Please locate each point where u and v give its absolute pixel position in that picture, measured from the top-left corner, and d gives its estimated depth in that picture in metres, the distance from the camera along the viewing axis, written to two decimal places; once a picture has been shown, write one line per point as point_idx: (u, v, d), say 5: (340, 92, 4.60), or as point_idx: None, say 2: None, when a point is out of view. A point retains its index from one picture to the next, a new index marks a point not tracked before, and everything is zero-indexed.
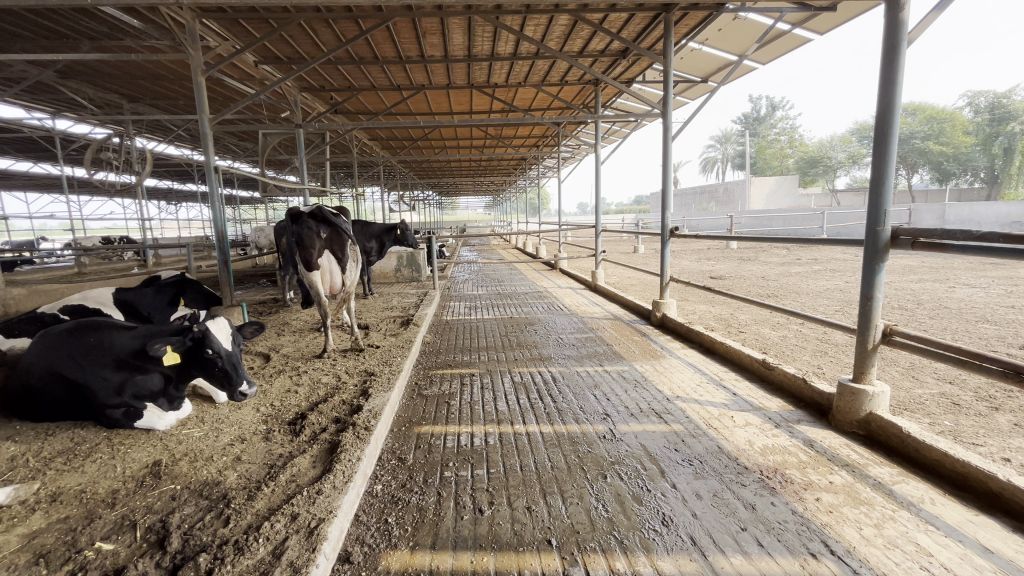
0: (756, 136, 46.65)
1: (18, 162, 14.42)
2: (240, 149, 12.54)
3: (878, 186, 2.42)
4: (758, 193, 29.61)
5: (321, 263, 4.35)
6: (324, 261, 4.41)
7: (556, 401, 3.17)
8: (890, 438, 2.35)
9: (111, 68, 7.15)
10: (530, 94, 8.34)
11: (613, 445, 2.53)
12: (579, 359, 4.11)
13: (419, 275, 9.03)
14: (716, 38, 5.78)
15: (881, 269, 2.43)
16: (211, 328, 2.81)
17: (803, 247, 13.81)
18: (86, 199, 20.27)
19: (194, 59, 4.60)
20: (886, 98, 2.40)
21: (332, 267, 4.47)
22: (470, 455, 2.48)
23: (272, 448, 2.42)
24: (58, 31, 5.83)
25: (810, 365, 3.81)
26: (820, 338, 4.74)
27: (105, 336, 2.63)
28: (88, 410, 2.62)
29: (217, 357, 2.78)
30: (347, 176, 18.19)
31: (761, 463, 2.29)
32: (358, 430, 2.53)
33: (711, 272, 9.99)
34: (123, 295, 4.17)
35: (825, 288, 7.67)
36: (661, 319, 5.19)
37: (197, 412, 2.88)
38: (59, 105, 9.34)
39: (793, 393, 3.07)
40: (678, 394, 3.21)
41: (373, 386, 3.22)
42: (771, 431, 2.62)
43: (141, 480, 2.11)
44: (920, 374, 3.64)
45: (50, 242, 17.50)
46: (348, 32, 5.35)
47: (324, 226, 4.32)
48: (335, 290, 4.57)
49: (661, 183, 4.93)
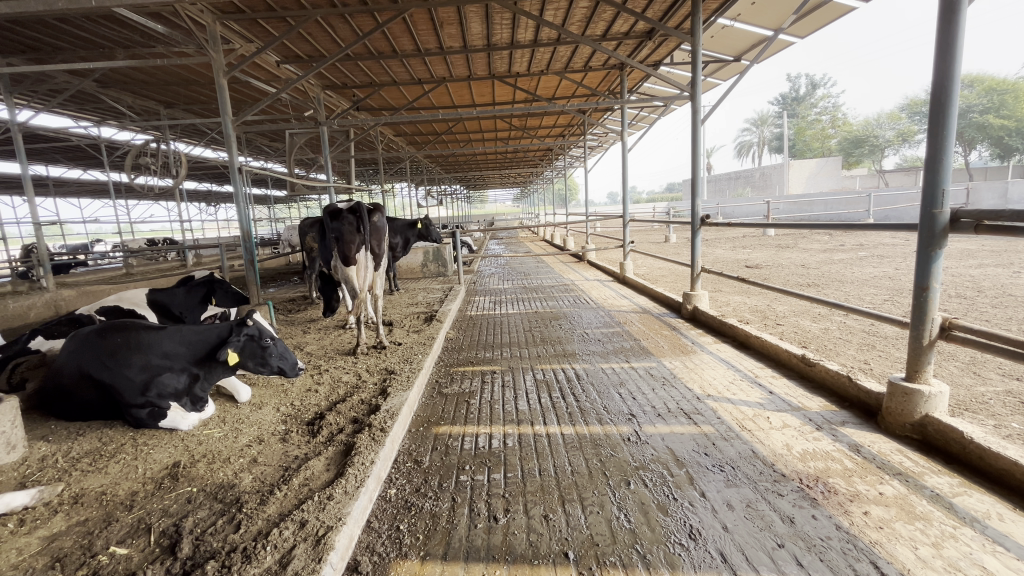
0: (795, 117, 44.62)
1: (70, 169, 15.26)
2: (271, 149, 12.86)
3: (935, 162, 2.17)
4: (798, 176, 28.28)
5: (359, 258, 4.32)
6: (361, 257, 4.34)
7: (580, 401, 3.04)
8: (950, 443, 2.12)
9: (145, 75, 7.41)
10: (554, 82, 8.13)
11: (638, 449, 2.39)
12: (605, 355, 3.96)
13: (445, 270, 9.02)
14: (749, 12, 5.46)
15: (938, 256, 2.20)
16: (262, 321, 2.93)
17: (846, 232, 13.08)
18: (133, 203, 21.35)
19: (217, 61, 4.65)
20: (944, 63, 2.13)
21: (368, 263, 4.38)
22: (487, 458, 2.39)
23: (288, 450, 2.40)
24: (95, 42, 6.07)
25: (856, 361, 3.53)
26: (867, 330, 4.42)
27: (133, 336, 2.65)
28: (116, 409, 2.66)
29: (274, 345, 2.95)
30: (375, 173, 18.48)
31: (801, 471, 2.10)
32: (374, 431, 2.48)
33: (747, 261, 9.57)
34: (156, 296, 4.25)
35: (872, 276, 7.20)
36: (692, 312, 4.97)
37: (220, 412, 2.90)
38: (103, 113, 9.81)
39: (837, 392, 2.83)
40: (709, 393, 3.03)
41: (393, 384, 3.18)
42: (811, 434, 2.42)
43: (159, 482, 2.12)
44: (982, 370, 3.33)
45: (102, 245, 18.52)
46: (365, 26, 5.31)
47: (364, 222, 4.28)
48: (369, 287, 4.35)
49: (691, 169, 4.67)
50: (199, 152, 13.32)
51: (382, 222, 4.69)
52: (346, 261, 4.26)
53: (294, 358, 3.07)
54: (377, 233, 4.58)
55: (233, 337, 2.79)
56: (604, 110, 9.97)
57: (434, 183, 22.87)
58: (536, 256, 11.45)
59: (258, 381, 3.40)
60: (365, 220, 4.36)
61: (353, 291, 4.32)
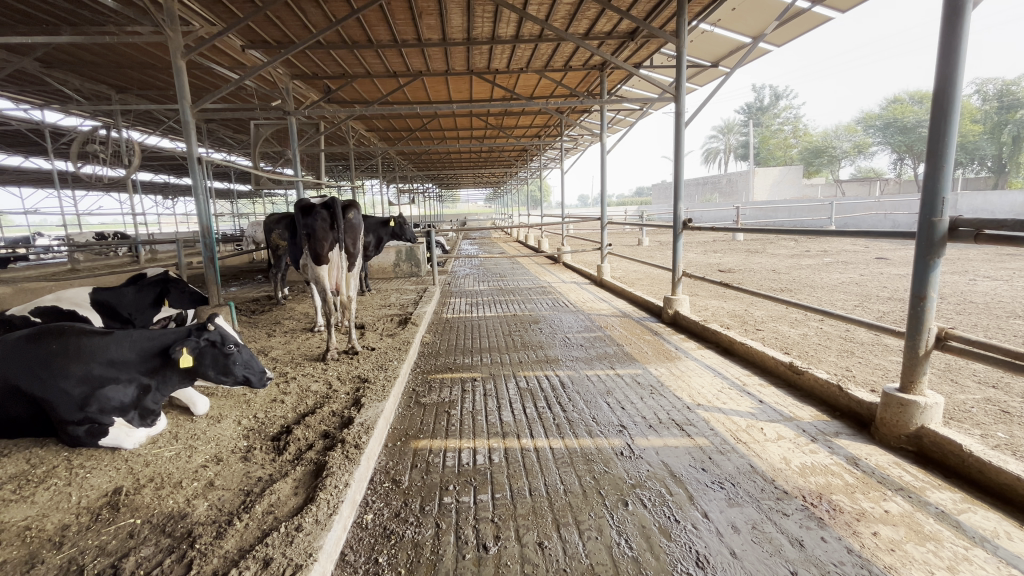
0: (759, 126, 46.15)
1: (9, 156, 14.17)
2: (233, 141, 12.26)
3: (935, 169, 2.12)
4: (762, 183, 29.19)
5: (331, 258, 4.05)
6: (334, 256, 4.08)
7: (567, 411, 2.89)
8: (948, 456, 2.08)
9: (95, 56, 6.89)
10: (533, 80, 8.00)
11: (633, 464, 2.26)
12: (589, 361, 3.84)
13: (419, 270, 8.77)
14: (730, 18, 5.47)
15: (936, 265, 2.15)
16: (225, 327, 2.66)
17: (811, 239, 13.50)
18: (81, 194, 20.05)
19: (172, 41, 4.32)
20: (947, 69, 2.09)
21: (343, 262, 4.12)
22: (473, 477, 2.21)
23: (250, 471, 2.15)
24: (38, 17, 5.59)
25: (839, 368, 3.53)
26: (843, 336, 4.47)
27: (71, 342, 2.31)
28: (48, 425, 2.33)
29: (238, 352, 2.67)
30: (345, 169, 17.95)
31: (803, 487, 2.01)
32: (347, 449, 2.25)
33: (719, 265, 9.69)
34: (101, 295, 3.84)
35: (841, 282, 7.37)
36: (673, 316, 4.92)
37: (172, 426, 2.60)
38: (48, 96, 9.12)
39: (827, 402, 2.79)
40: (700, 402, 2.94)
41: (367, 394, 2.95)
42: (807, 446, 2.34)
43: (96, 513, 1.84)
44: (959, 377, 3.36)
45: (46, 237, 17.27)
46: (338, 12, 5.04)
47: (338, 219, 4.01)
48: (341, 288, 4.11)
49: (673, 173, 4.61)
50: (155, 142, 12.61)
51: (358, 218, 4.33)
52: (318, 259, 3.99)
53: (261, 366, 2.80)
54: (354, 230, 4.26)
55: (190, 341, 2.52)
56: (582, 112, 9.91)
57: (406, 181, 22.43)
58: (511, 257, 11.30)
59: (218, 392, 3.10)
60: (340, 215, 4.08)
61: (323, 292, 4.05)
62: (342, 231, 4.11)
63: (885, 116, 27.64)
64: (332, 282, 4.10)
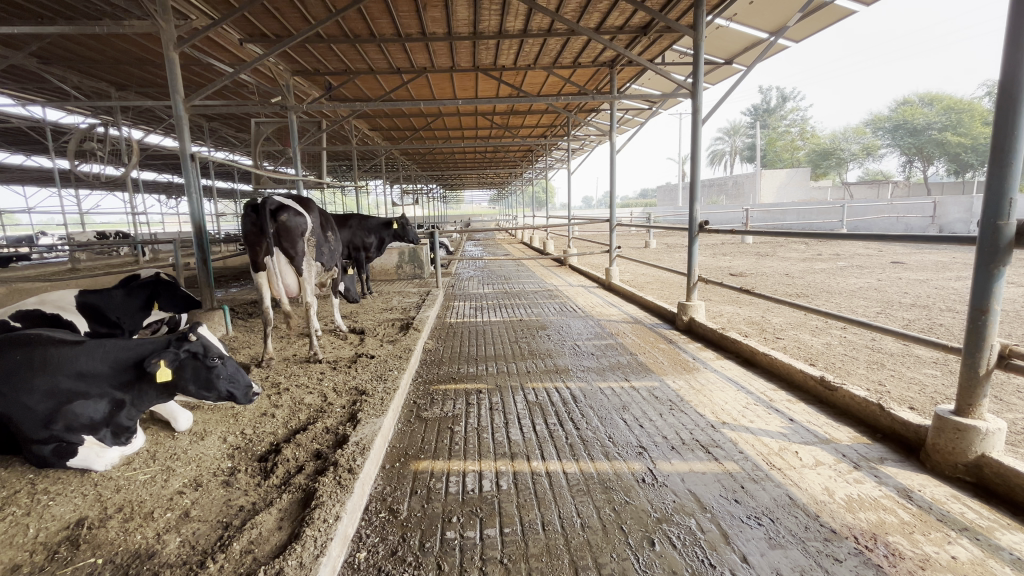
0: (765, 128, 45.80)
1: (12, 155, 14.06)
2: (235, 140, 12.08)
3: (1002, 167, 1.87)
4: (769, 185, 28.87)
5: (267, 264, 3.82)
6: (271, 261, 3.83)
7: (581, 429, 2.66)
8: (1014, 490, 1.84)
9: (93, 52, 6.74)
10: (540, 78, 7.78)
11: (656, 493, 2.04)
12: (601, 372, 3.60)
13: (422, 272, 8.58)
14: (747, 12, 5.24)
15: (1001, 275, 1.92)
16: (208, 336, 2.48)
17: (822, 242, 13.22)
18: (85, 193, 19.94)
19: (164, 34, 4.13)
20: (1016, 54, 1.83)
21: (282, 267, 3.85)
22: (478, 506, 1.98)
23: (232, 498, 1.94)
24: (33, 11, 5.44)
25: (870, 381, 3.30)
26: (869, 345, 4.23)
27: (38, 353, 2.11)
28: (12, 444, 2.11)
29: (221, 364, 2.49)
30: (348, 169, 17.86)
31: (853, 526, 1.78)
32: (340, 473, 2.03)
33: (731, 269, 9.43)
34: (87, 299, 3.61)
35: (858, 287, 7.11)
36: (688, 324, 4.68)
37: (151, 444, 2.39)
38: (48, 94, 8.97)
39: (866, 421, 2.55)
40: (724, 420, 2.70)
41: (364, 408, 2.73)
42: (851, 475, 2.11)
43: (52, 551, 1.63)
44: (1003, 394, 3.11)
45: (48, 236, 17.10)
46: (339, 3, 4.82)
47: (263, 222, 3.73)
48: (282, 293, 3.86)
49: (689, 173, 4.37)
50: (156, 141, 12.47)
51: (298, 218, 3.91)
52: (256, 264, 3.85)
53: (248, 380, 2.62)
54: (289, 233, 3.84)
55: (171, 352, 2.34)
56: (591, 111, 9.66)
57: (410, 182, 22.36)
58: (517, 259, 11.12)
59: (203, 405, 2.88)
60: (268, 218, 3.76)
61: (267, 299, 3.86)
62: (272, 236, 3.79)
63: (895, 118, 27.29)
64: (278, 288, 3.92)
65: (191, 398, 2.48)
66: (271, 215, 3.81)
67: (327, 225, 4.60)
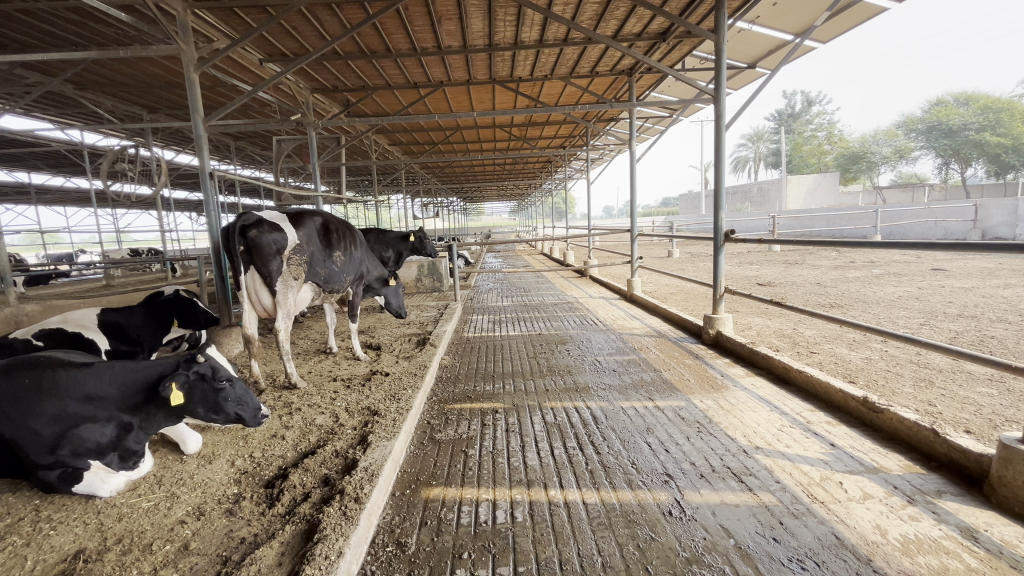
0: (791, 133, 44.80)
1: (54, 177, 14.76)
2: (260, 157, 12.38)
3: None
4: (796, 191, 28.10)
5: (242, 283, 3.70)
6: (246, 280, 3.70)
7: (602, 453, 2.50)
8: None
9: (124, 77, 6.99)
10: (558, 88, 7.73)
11: (684, 528, 1.87)
12: (623, 390, 3.42)
13: (441, 285, 8.55)
14: (770, 14, 5.07)
15: None
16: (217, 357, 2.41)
17: (854, 249, 12.70)
18: (121, 212, 20.76)
19: (186, 53, 4.18)
20: None
21: (255, 286, 3.69)
22: (490, 541, 1.85)
23: (234, 529, 1.85)
24: (67, 39, 5.67)
25: (919, 401, 3.04)
26: (913, 360, 3.95)
27: (46, 375, 2.09)
28: (21, 467, 2.10)
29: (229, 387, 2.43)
30: (370, 183, 18.14)
31: (911, 572, 1.58)
32: (346, 503, 1.93)
33: (759, 278, 9.09)
34: (110, 317, 3.64)
35: (897, 297, 6.74)
36: (715, 337, 4.46)
37: (159, 467, 2.34)
38: (84, 117, 9.34)
39: (919, 448, 2.31)
40: (758, 445, 2.50)
41: (375, 431, 2.62)
42: (904, 510, 1.89)
43: None
44: None
45: (84, 253, 17.78)
46: (355, 19, 4.86)
47: (233, 240, 3.62)
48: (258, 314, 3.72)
49: (713, 181, 4.20)
50: (187, 161, 12.91)
51: (270, 235, 3.66)
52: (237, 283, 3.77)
53: (257, 403, 2.56)
54: (260, 251, 3.62)
55: (180, 374, 2.30)
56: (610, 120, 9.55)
57: (431, 195, 22.58)
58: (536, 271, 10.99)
59: (214, 426, 2.84)
60: (239, 236, 3.62)
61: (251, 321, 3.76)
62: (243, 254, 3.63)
63: (928, 119, 26.34)
64: (260, 309, 3.79)
65: (200, 421, 2.43)
66: (245, 232, 3.65)
67: (337, 242, 4.29)
